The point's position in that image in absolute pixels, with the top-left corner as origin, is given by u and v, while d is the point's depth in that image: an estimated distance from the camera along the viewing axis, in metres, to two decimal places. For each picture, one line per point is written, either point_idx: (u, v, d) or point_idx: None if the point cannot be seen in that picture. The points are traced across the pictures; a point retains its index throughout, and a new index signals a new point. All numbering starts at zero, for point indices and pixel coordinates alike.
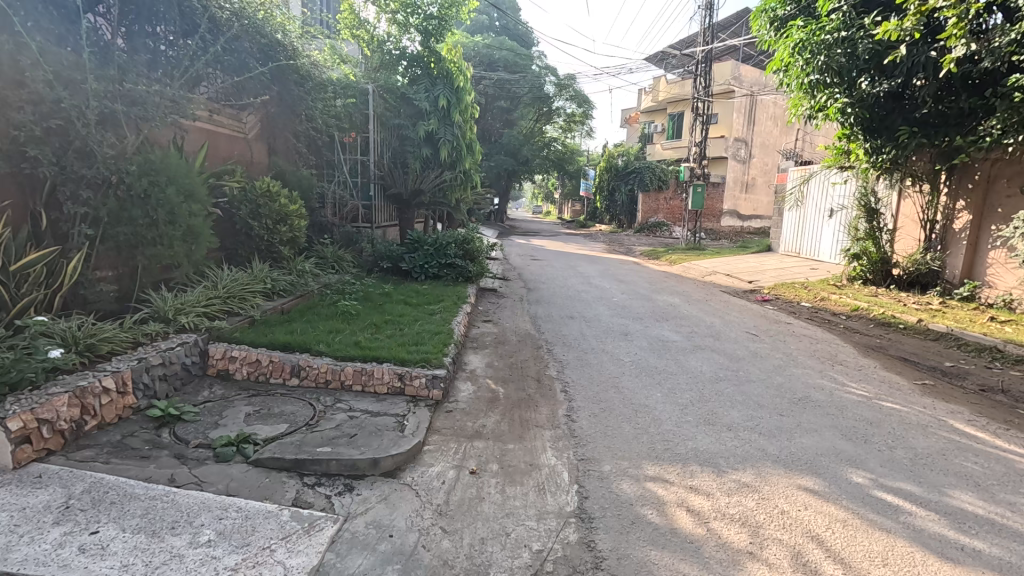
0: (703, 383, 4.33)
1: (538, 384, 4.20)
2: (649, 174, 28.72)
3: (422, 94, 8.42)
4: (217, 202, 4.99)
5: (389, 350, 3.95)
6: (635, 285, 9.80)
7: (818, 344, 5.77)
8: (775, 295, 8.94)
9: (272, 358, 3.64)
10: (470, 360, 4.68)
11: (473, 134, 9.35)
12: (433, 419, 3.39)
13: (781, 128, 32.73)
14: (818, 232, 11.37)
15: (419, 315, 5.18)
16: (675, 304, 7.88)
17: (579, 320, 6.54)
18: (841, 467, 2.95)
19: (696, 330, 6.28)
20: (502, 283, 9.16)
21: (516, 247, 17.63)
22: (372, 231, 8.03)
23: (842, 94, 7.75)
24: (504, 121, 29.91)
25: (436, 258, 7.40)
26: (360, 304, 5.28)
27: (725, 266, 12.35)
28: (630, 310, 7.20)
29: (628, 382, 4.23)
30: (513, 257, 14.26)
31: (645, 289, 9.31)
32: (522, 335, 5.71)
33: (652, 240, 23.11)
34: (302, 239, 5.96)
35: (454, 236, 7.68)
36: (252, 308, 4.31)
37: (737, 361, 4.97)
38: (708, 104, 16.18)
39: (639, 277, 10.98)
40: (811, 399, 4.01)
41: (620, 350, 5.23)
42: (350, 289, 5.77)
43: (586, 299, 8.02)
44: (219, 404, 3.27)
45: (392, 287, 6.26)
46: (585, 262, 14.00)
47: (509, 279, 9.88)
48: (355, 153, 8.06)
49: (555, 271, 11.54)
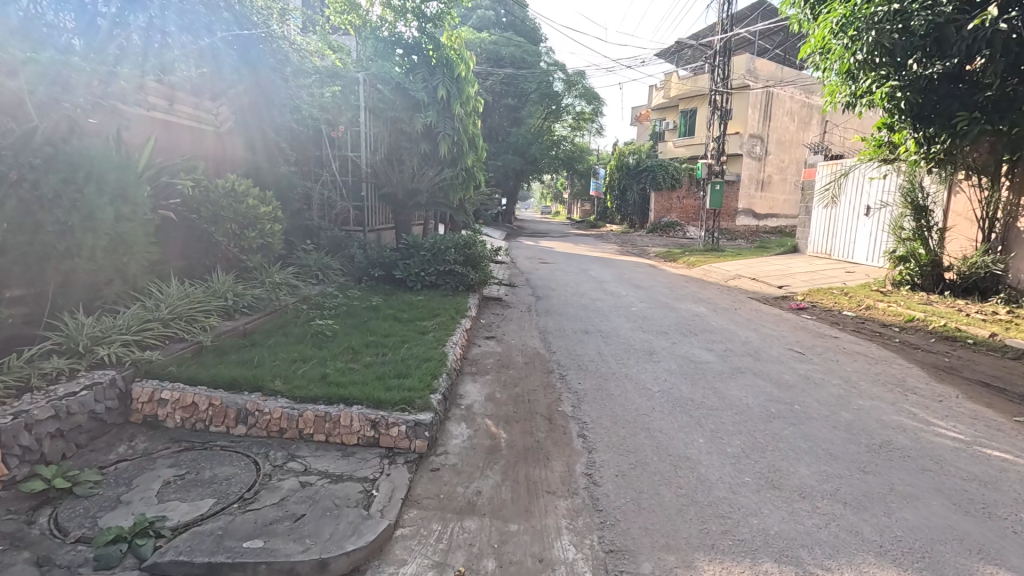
0: (754, 422, 3.50)
1: (550, 425, 3.40)
2: (661, 173, 27.72)
3: (418, 84, 7.49)
4: (171, 204, 4.25)
5: (363, 385, 3.18)
6: (654, 291, 8.96)
7: (878, 364, 4.91)
8: (811, 302, 8.05)
9: (212, 401, 2.89)
10: (467, 391, 3.89)
11: (475, 129, 8.50)
12: (413, 483, 2.61)
13: (799, 123, 31.59)
14: (853, 233, 10.46)
15: (409, 336, 4.41)
16: (701, 314, 7.03)
17: (595, 335, 5.73)
18: (973, 565, 2.12)
19: (731, 346, 5.43)
20: (508, 291, 8.37)
21: (524, 249, 16.83)
22: (364, 235, 7.28)
23: (891, 76, 6.85)
24: (512, 119, 29.14)
25: (434, 265, 6.63)
26: (341, 322, 4.52)
27: (749, 269, 11.46)
28: (653, 322, 6.36)
29: (661, 422, 3.43)
30: (520, 260, 13.47)
31: (666, 295, 8.46)
32: (531, 356, 4.90)
33: (665, 241, 22.24)
34: (277, 246, 5.21)
35: (455, 240, 6.91)
36: (201, 333, 3.58)
37: (789, 390, 4.13)
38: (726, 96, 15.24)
39: (658, 282, 10.13)
40: (895, 446, 3.18)
41: (646, 374, 4.40)
42: (332, 303, 5.01)
43: (601, 308, 7.20)
44: (133, 466, 2.53)
45: (381, 300, 5.50)
46: (598, 264, 13.17)
47: (516, 286, 9.09)
48: (345, 149, 7.29)
49: (565, 276, 10.73)
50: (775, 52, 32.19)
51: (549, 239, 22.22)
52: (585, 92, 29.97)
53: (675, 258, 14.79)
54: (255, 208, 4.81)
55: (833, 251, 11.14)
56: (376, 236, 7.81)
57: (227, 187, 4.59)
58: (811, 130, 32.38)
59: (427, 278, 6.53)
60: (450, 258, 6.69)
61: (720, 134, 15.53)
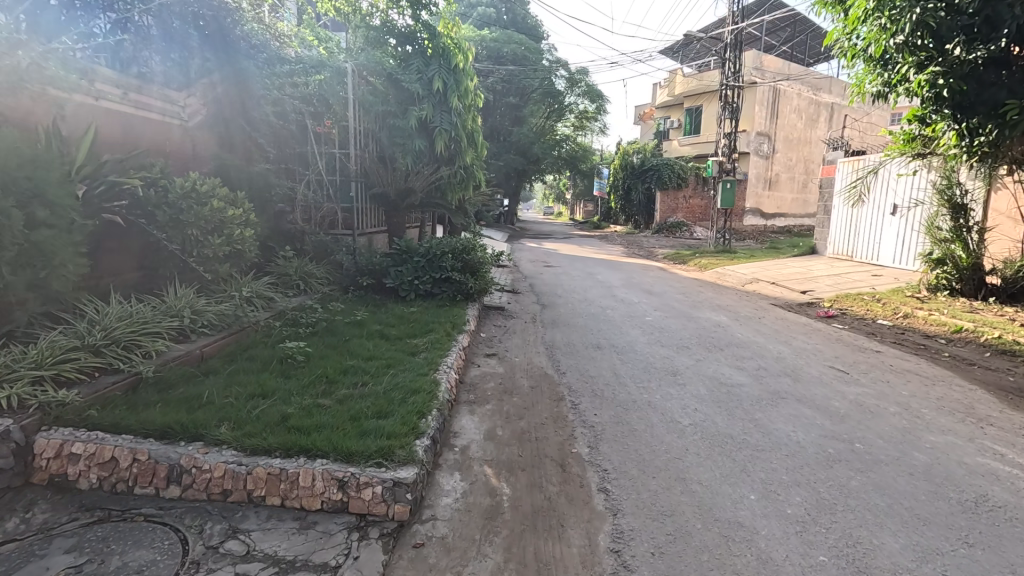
0: (810, 467, 2.88)
1: (563, 475, 2.78)
2: (668, 172, 26.87)
3: (413, 75, 7.02)
4: (117, 207, 3.66)
5: (332, 430, 2.57)
6: (668, 297, 8.34)
7: (935, 386, 4.28)
8: (840, 309, 7.42)
9: (137, 456, 2.28)
10: (462, 427, 3.27)
11: (474, 124, 7.96)
12: (388, 571, 1.99)
13: (806, 121, 31.01)
14: (879, 233, 9.83)
15: (397, 359, 3.79)
16: (722, 325, 6.40)
17: (608, 350, 5.12)
18: None
19: (763, 364, 4.80)
20: (511, 298, 7.76)
21: (527, 251, 16.23)
22: (354, 239, 6.69)
23: (932, 61, 6.26)
24: (514, 119, 28.54)
25: (429, 273, 6.02)
26: (317, 344, 3.90)
27: (766, 272, 10.82)
28: (671, 335, 5.74)
29: (699, 470, 2.80)
30: (523, 263, 12.88)
31: (681, 303, 7.84)
32: (537, 379, 4.28)
33: (671, 242, 21.63)
34: (250, 253, 4.61)
35: (452, 245, 6.29)
36: (142, 361, 2.98)
37: (841, 421, 3.50)
38: (737, 91, 14.62)
39: (670, 287, 9.51)
40: (993, 503, 2.55)
41: (672, 402, 3.78)
42: (311, 319, 4.39)
43: (612, 318, 6.58)
44: (19, 554, 1.93)
45: (368, 314, 4.89)
46: (605, 267, 12.55)
47: (519, 292, 8.48)
48: (332, 145, 6.70)
49: (571, 281, 10.13)
50: (781, 47, 31.51)
51: (552, 240, 21.64)
52: (589, 91, 29.32)
53: (685, 260, 14.15)
54: (221, 211, 4.20)
55: (858, 252, 10.50)
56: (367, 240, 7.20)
57: (186, 187, 3.98)
58: (818, 127, 31.89)
59: (421, 287, 5.92)
60: (447, 264, 6.07)
61: (731, 131, 14.86)
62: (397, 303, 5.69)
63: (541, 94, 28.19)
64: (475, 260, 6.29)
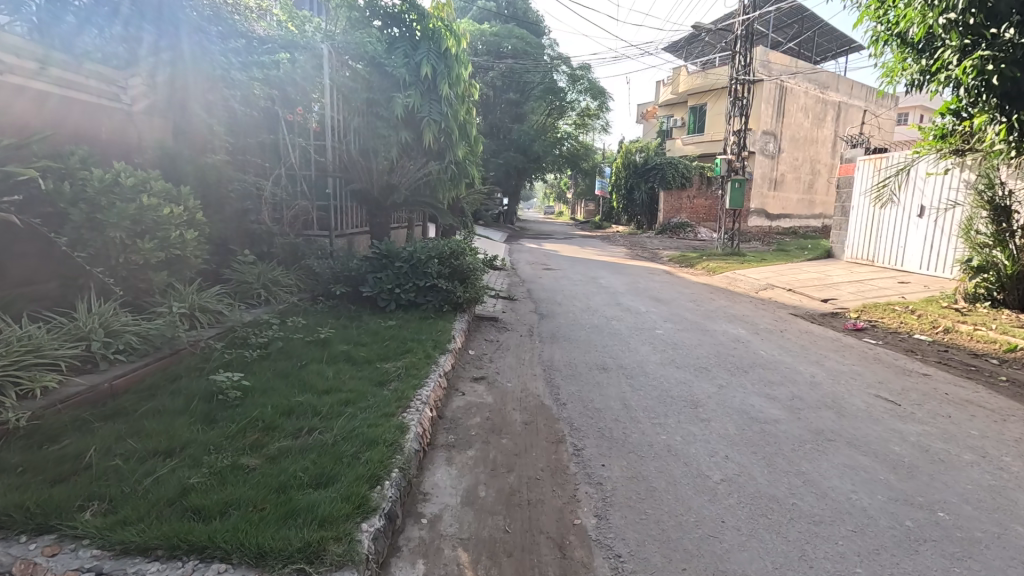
0: (891, 550, 2.19)
1: (564, 564, 2.08)
2: (672, 171, 26.17)
3: (398, 59, 6.16)
4: (12, 204, 2.96)
5: (246, 511, 1.87)
6: (677, 306, 7.67)
7: (1007, 423, 3.59)
8: (870, 321, 6.73)
9: None
10: (434, 487, 2.58)
11: (468, 116, 7.17)
12: None
13: (813, 120, 30.34)
14: (906, 237, 9.12)
15: (358, 392, 3.09)
16: (742, 340, 5.72)
17: (616, 372, 4.42)
18: None
19: (798, 391, 4.11)
20: (507, 307, 7.08)
21: (526, 252, 15.55)
22: (331, 241, 6.01)
23: (983, 43, 5.57)
24: (514, 116, 27.85)
25: (412, 280, 5.34)
26: (263, 373, 3.20)
27: (780, 277, 10.14)
28: (686, 353, 5.04)
29: (745, 559, 2.10)
30: (522, 265, 12.21)
31: (692, 313, 7.15)
32: (531, 412, 3.58)
33: (676, 243, 20.95)
34: (195, 259, 3.92)
35: (439, 248, 5.60)
36: (13, 404, 2.29)
37: (910, 476, 2.81)
38: (747, 85, 13.95)
39: (679, 294, 8.81)
40: None
41: (696, 447, 3.09)
42: (263, 338, 3.70)
43: (618, 331, 5.89)
44: None
45: (337, 330, 4.20)
46: (608, 271, 11.86)
47: (516, 299, 7.80)
48: (306, 137, 6.01)
49: (573, 286, 9.46)
50: (788, 44, 30.78)
51: (553, 241, 21.00)
52: (591, 87, 28.60)
53: (692, 263, 13.46)
54: (153, 208, 3.49)
55: (879, 255, 9.82)
56: (347, 242, 6.51)
57: (106, 179, 3.28)
58: (824, 127, 31.24)
59: (403, 297, 5.23)
60: (432, 271, 5.36)
61: (741, 128, 14.14)
62: (374, 315, 5.00)
63: (542, 91, 27.50)
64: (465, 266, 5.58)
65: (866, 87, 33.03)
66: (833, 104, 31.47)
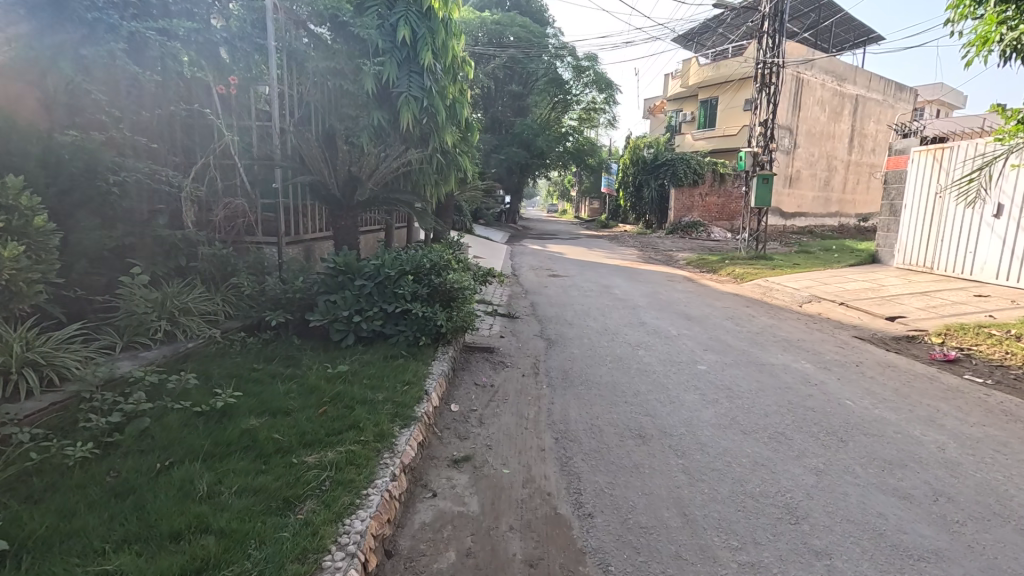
0: None
1: None
2: (683, 167, 24.78)
3: (369, 18, 4.77)
4: None
5: None
6: (714, 327, 6.32)
7: None
8: (962, 348, 5.38)
9: None
10: None
11: (458, 94, 5.81)
12: None
13: (830, 113, 28.92)
14: (982, 241, 7.77)
15: (234, 536, 1.76)
16: (811, 380, 4.39)
17: (658, 445, 3.09)
18: None
19: (937, 481, 2.76)
20: (506, 330, 5.75)
21: (529, 255, 14.20)
22: (279, 250, 4.70)
23: None
24: (516, 109, 26.51)
25: (377, 305, 4.01)
26: (79, 496, 1.87)
27: (823, 287, 8.78)
28: (747, 407, 3.70)
29: None
30: (525, 271, 10.86)
31: (734, 336, 5.82)
32: (539, 536, 2.24)
33: (688, 244, 19.56)
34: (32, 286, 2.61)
35: (416, 260, 4.27)
36: None
37: None
38: (775, 70, 12.58)
39: (710, 309, 7.45)
40: None
41: None
42: (118, 411, 2.37)
43: (648, 368, 4.55)
44: None
45: (254, 392, 2.88)
46: (621, 277, 10.52)
47: (518, 317, 6.47)
48: (248, 118, 4.69)
49: (585, 297, 8.13)
50: (804, 35, 29.33)
51: (558, 241, 19.66)
52: (596, 80, 27.20)
53: (714, 268, 12.09)
54: None
55: (942, 262, 8.48)
56: (304, 251, 5.18)
57: None
58: (842, 121, 29.80)
59: (364, 325, 3.90)
60: (405, 290, 4.04)
61: (768, 117, 12.72)
62: (323, 355, 3.68)
63: (545, 83, 26.17)
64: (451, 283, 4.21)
65: (885, 80, 31.53)
66: (850, 97, 30.01)
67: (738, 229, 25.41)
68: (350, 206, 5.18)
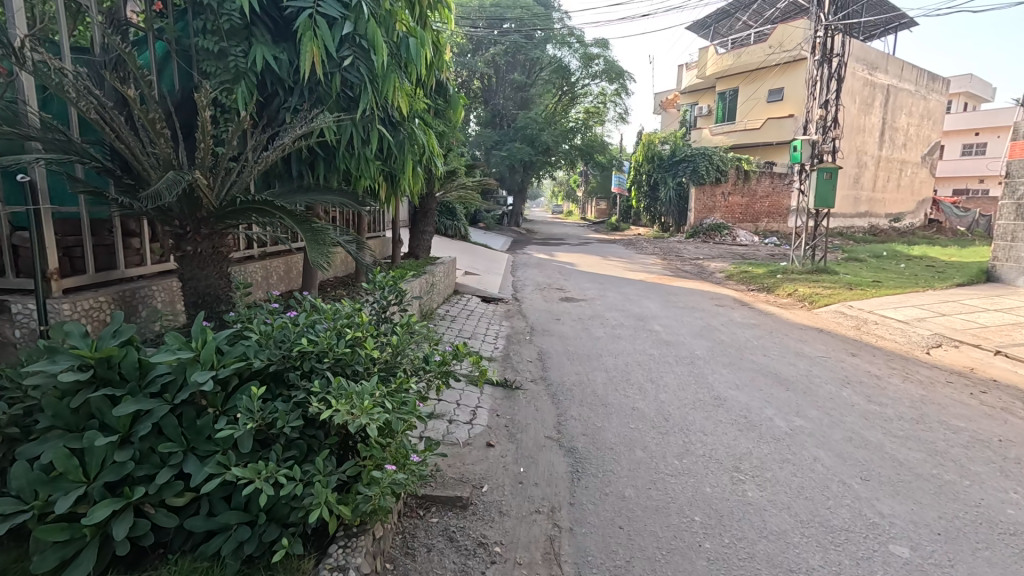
0: None
1: None
2: (704, 163, 22.34)
3: None
4: None
5: None
6: (836, 404, 3.94)
7: None
8: None
9: None
10: None
11: (407, 21, 3.43)
12: None
13: (862, 103, 26.45)
14: None
15: None
16: None
17: None
18: None
19: None
20: (497, 429, 3.37)
21: (534, 268, 11.86)
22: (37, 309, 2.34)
23: None
24: (519, 101, 24.17)
25: (163, 468, 1.66)
26: None
27: (943, 319, 6.40)
28: None
29: None
30: (530, 293, 8.49)
31: (890, 433, 3.42)
32: None
33: (715, 250, 17.16)
34: None
35: (286, 344, 1.94)
36: None
37: None
38: (836, 39, 10.25)
39: (805, 361, 5.06)
40: None
41: None
42: None
43: (795, 558, 2.16)
44: None
45: None
46: (654, 300, 8.14)
47: (516, 390, 4.10)
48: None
49: (614, 337, 5.77)
50: None
51: (567, 249, 17.26)
52: (606, 69, 24.87)
53: (766, 285, 9.68)
54: None
55: None
56: (117, 301, 2.73)
57: None
58: (874, 113, 27.30)
59: (119, 528, 1.54)
60: (226, 432, 1.62)
61: (830, 97, 10.33)
62: None
63: (550, 73, 23.83)
64: (346, 408, 1.70)
65: (919, 68, 28.95)
66: (882, 87, 27.45)
67: (775, 232, 23.45)
68: (196, 218, 2.72)
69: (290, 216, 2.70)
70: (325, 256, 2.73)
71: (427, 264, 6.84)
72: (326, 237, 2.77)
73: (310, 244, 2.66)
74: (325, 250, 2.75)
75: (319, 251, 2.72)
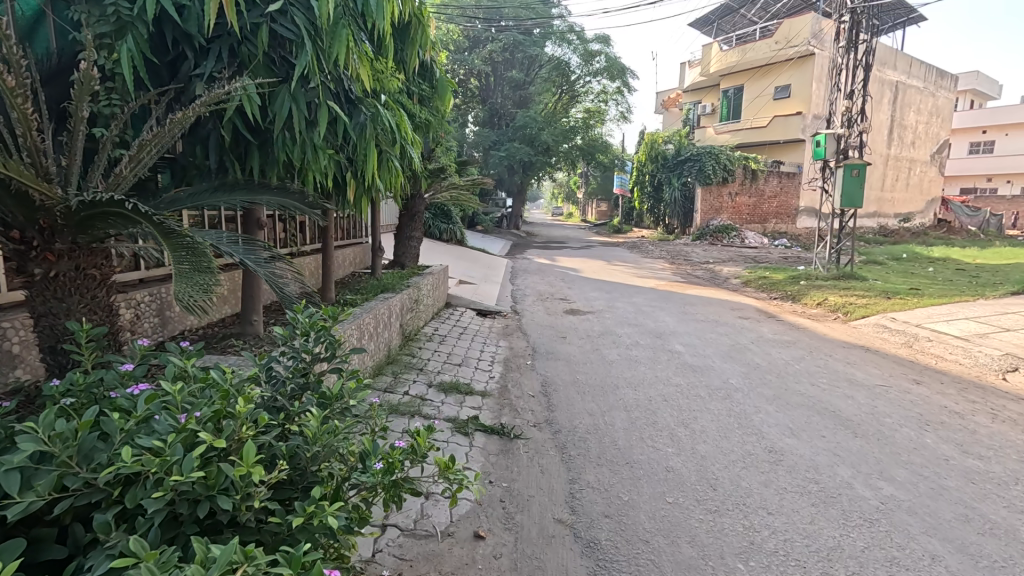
0: None
1: None
2: (711, 162, 21.43)
3: None
4: None
5: None
6: (923, 458, 3.07)
7: None
8: None
9: None
10: None
11: None
12: None
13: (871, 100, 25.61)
14: None
15: None
16: None
17: None
18: None
19: None
20: (487, 507, 2.50)
21: (534, 274, 11.00)
22: None
23: None
24: (518, 100, 23.32)
25: None
26: None
27: (1007, 336, 5.53)
28: None
29: None
30: (529, 305, 7.63)
31: (1014, 508, 2.55)
32: None
33: (724, 253, 16.27)
34: None
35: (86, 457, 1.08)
36: None
37: None
38: (860, 25, 9.40)
39: (863, 393, 4.19)
40: None
41: None
42: None
43: None
44: None
45: None
46: (668, 312, 7.27)
47: (513, 441, 3.23)
48: None
49: (629, 360, 4.91)
50: None
51: (568, 252, 16.39)
52: (607, 66, 24.00)
53: (789, 293, 8.81)
54: None
55: None
56: None
57: None
58: (883, 110, 26.47)
59: None
60: None
61: (855, 88, 9.47)
62: None
63: (550, 70, 22.99)
64: None
65: (928, 64, 28.15)
66: (892, 83, 26.57)
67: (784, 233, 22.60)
68: (33, 226, 1.86)
69: (156, 227, 1.80)
70: (202, 292, 1.84)
71: (412, 275, 5.96)
72: (209, 260, 1.86)
73: (175, 272, 1.76)
74: (204, 284, 1.85)
75: (191, 287, 1.82)
